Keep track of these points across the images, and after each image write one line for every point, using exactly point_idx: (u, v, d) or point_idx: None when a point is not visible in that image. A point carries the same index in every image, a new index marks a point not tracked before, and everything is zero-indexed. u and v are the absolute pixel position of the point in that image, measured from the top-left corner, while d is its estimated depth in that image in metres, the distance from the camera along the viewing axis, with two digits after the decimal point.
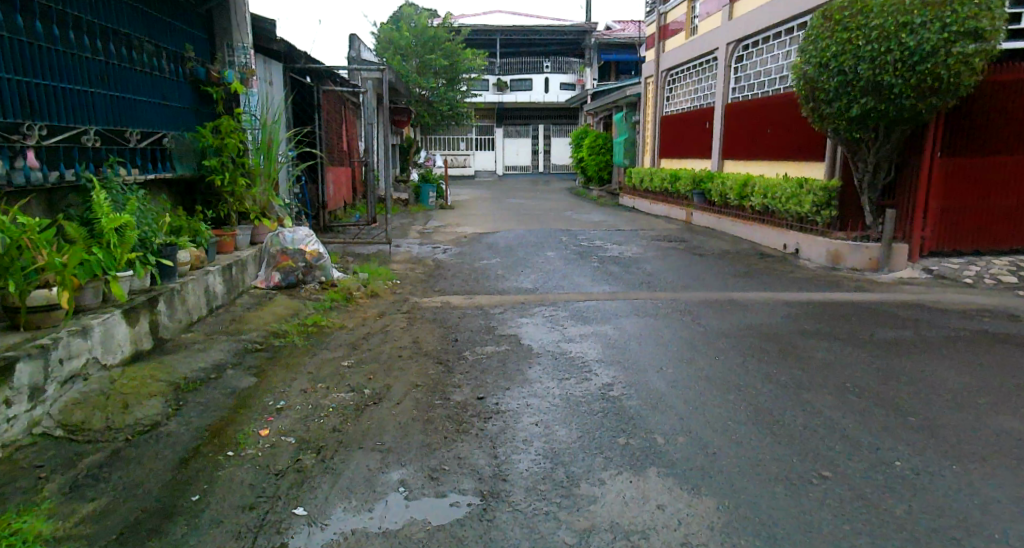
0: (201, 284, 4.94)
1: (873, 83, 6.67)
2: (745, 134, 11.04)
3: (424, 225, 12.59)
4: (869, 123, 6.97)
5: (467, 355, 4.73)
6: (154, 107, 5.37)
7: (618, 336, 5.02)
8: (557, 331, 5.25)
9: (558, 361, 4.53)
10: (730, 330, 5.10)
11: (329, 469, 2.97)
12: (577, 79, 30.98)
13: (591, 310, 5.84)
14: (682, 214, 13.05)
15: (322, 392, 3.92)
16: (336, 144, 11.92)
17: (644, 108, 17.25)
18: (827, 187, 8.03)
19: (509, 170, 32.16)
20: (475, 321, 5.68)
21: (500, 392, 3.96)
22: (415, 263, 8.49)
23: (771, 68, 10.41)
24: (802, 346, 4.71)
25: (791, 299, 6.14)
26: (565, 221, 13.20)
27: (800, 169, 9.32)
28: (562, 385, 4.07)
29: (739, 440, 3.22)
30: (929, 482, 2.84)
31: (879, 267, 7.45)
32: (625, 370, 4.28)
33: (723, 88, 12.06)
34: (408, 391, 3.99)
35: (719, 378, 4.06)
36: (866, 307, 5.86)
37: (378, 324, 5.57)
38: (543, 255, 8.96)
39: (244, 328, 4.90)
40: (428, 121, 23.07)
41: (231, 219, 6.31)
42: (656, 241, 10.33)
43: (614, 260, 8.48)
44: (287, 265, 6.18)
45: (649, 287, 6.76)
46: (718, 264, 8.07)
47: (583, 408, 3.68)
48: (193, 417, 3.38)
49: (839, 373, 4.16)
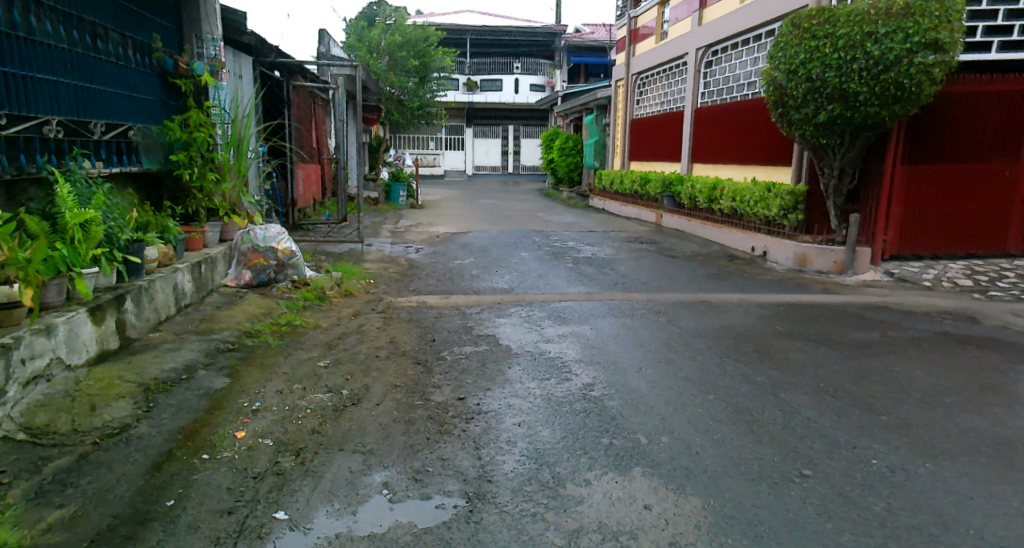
0: (169, 281, 4.78)
1: (840, 90, 6.81)
2: (714, 138, 11.22)
3: (395, 225, 12.37)
4: (836, 129, 7.11)
5: (446, 355, 4.68)
6: (120, 98, 5.19)
7: (597, 337, 5.03)
8: (536, 331, 5.24)
9: (537, 361, 4.52)
10: (706, 331, 5.16)
11: (310, 472, 2.91)
12: (547, 81, 31.05)
13: (569, 311, 5.84)
14: (652, 216, 13.17)
15: (299, 393, 3.84)
16: (306, 141, 11.72)
17: (614, 110, 17.39)
18: (795, 191, 8.18)
19: (479, 170, 32.07)
20: (452, 321, 5.64)
21: (481, 393, 3.93)
22: (388, 263, 8.41)
23: (740, 74, 10.60)
24: (776, 347, 4.79)
25: (763, 301, 6.24)
26: (538, 222, 13.23)
27: (768, 173, 9.47)
28: (542, 384, 4.06)
29: (721, 440, 3.25)
30: (906, 480, 2.90)
31: (844, 270, 7.59)
32: (605, 370, 4.28)
33: (692, 93, 12.23)
34: (387, 392, 3.94)
35: (697, 378, 4.11)
36: (835, 309, 5.99)
37: (354, 324, 5.49)
38: (517, 256, 8.96)
39: (215, 327, 4.76)
40: (398, 119, 23.04)
41: (200, 215, 6.10)
42: (628, 242, 10.41)
43: (588, 261, 8.53)
44: (257, 263, 6.04)
45: (625, 288, 6.80)
46: (690, 266, 8.16)
47: (565, 408, 3.67)
48: (165, 418, 3.25)
49: (814, 374, 4.23)
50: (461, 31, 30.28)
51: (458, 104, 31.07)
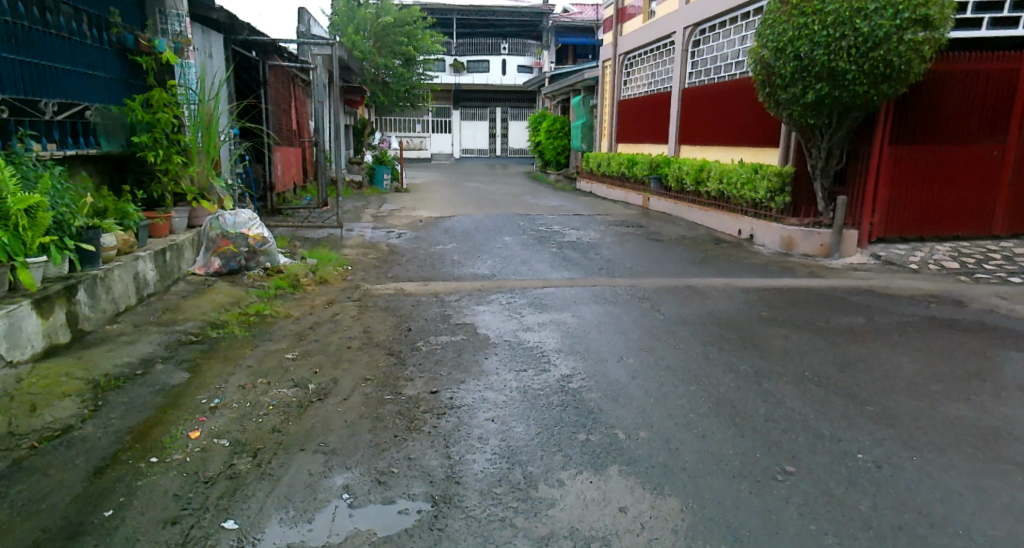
0: (128, 271, 4.57)
1: (828, 69, 6.55)
2: (702, 119, 11.00)
3: (378, 209, 12.12)
4: (824, 110, 6.86)
5: (421, 346, 4.49)
6: (74, 76, 4.94)
7: (578, 325, 4.87)
8: (515, 319, 5.06)
9: (516, 351, 4.35)
10: (690, 318, 4.98)
11: (266, 475, 2.73)
12: (534, 62, 30.64)
13: (550, 298, 5.66)
14: (639, 199, 12.99)
15: (261, 388, 3.64)
16: (285, 123, 11.41)
17: (601, 92, 17.13)
18: (781, 173, 8.00)
19: (466, 153, 31.69)
20: (430, 309, 5.45)
21: (455, 386, 3.76)
22: (368, 248, 8.19)
23: (727, 53, 10.36)
24: (760, 333, 4.62)
25: (749, 286, 6.09)
26: (524, 205, 13.02)
27: (756, 155, 9.28)
28: (518, 376, 3.88)
29: (702, 434, 3.07)
30: (893, 476, 2.72)
31: (830, 253, 7.44)
32: (585, 360, 4.11)
33: (679, 73, 11.99)
34: (356, 386, 3.76)
35: (677, 367, 3.93)
36: (821, 293, 5.84)
37: (327, 313, 5.28)
38: (501, 241, 8.74)
39: (177, 318, 4.55)
40: (384, 101, 22.75)
41: (166, 200, 5.88)
42: (614, 226, 10.24)
43: (573, 246, 8.34)
44: (227, 250, 5.82)
45: (609, 274, 6.61)
46: (676, 251, 7.99)
47: (541, 402, 3.51)
48: (114, 417, 3.06)
49: (799, 361, 4.04)
50: (447, 11, 29.76)
51: (445, 86, 30.62)
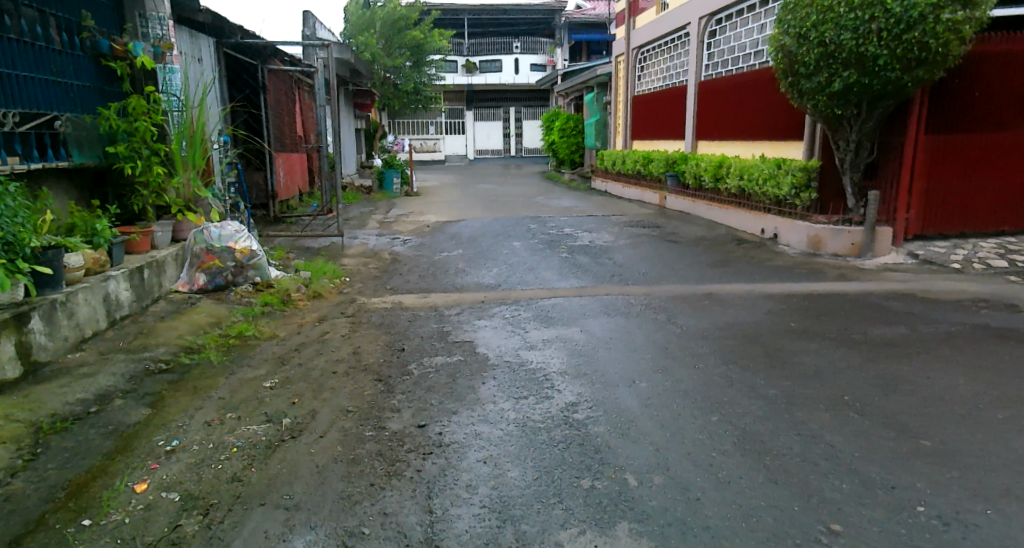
0: (96, 293, 4.25)
1: (856, 54, 6.00)
2: (720, 113, 10.48)
3: (386, 215, 11.79)
4: (852, 98, 6.32)
5: (412, 370, 4.07)
6: (39, 84, 4.66)
7: (586, 341, 4.42)
8: (517, 336, 4.63)
9: (516, 375, 3.91)
10: (710, 331, 4.48)
11: (214, 541, 2.33)
12: (547, 60, 30.21)
13: (558, 310, 5.22)
14: (655, 198, 12.49)
15: (229, 426, 3.27)
16: (288, 129, 11.11)
17: (615, 88, 16.62)
18: (807, 168, 7.44)
19: (481, 154, 31.33)
20: (427, 325, 5.04)
21: (445, 418, 3.34)
22: (369, 258, 7.80)
23: (745, 42, 9.81)
24: (789, 346, 4.09)
25: (774, 291, 5.57)
26: (536, 207, 12.59)
27: (778, 150, 8.74)
28: (517, 405, 3.45)
29: (725, 478, 2.58)
30: (962, 538, 2.18)
31: (861, 253, 6.88)
32: (592, 385, 3.65)
33: (695, 65, 11.46)
34: (335, 420, 3.36)
35: (695, 392, 3.44)
36: (855, 297, 5.31)
37: (316, 332, 4.89)
38: (509, 246, 8.33)
39: (149, 345, 4.22)
40: (394, 103, 22.48)
41: (148, 213, 5.63)
42: (629, 227, 9.78)
43: (584, 250, 7.90)
44: (212, 265, 5.49)
45: (621, 281, 6.14)
46: (693, 253, 7.49)
47: (541, 438, 3.08)
48: (50, 470, 2.72)
49: (835, 381, 3.50)
50: (458, 11, 29.47)
51: (457, 86, 30.33)
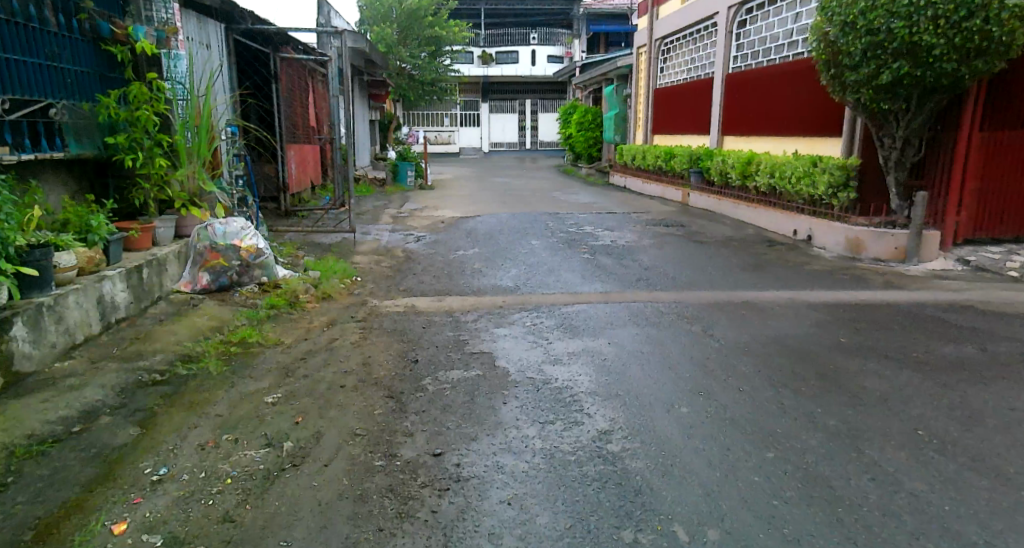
0: (90, 294, 3.94)
1: (908, 44, 5.56)
2: (750, 107, 10.03)
3: (399, 209, 11.46)
4: (901, 92, 5.90)
5: (427, 386, 3.73)
6: (33, 69, 4.36)
7: (615, 356, 4.05)
8: (540, 348, 4.27)
9: (540, 394, 3.55)
10: (753, 345, 4.11)
11: None
12: (565, 51, 29.71)
13: (582, 318, 4.86)
14: (677, 195, 12.05)
15: (224, 450, 2.94)
16: (300, 119, 10.79)
17: (636, 80, 16.16)
18: (846, 165, 6.97)
19: (496, 147, 30.93)
20: (443, 332, 4.70)
21: (464, 446, 3.00)
22: (382, 255, 7.48)
23: (778, 33, 9.33)
24: (844, 364, 3.71)
25: (817, 300, 5.18)
26: (554, 203, 12.20)
27: (813, 146, 8.29)
28: (544, 432, 3.09)
29: (793, 535, 2.23)
30: None
31: (906, 258, 6.44)
32: (626, 409, 3.29)
33: (723, 56, 10.99)
34: (341, 446, 3.02)
35: (744, 420, 3.08)
36: (907, 308, 4.90)
37: (324, 339, 4.56)
38: (527, 245, 7.96)
39: (145, 351, 3.91)
40: (409, 94, 22.14)
41: (149, 208, 5.32)
42: (651, 226, 9.38)
43: (607, 250, 7.52)
44: (216, 264, 5.18)
45: (649, 286, 5.76)
46: (723, 255, 7.09)
47: (571, 473, 2.72)
48: (19, 504, 2.41)
49: (904, 411, 3.12)
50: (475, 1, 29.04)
51: (473, 77, 29.93)
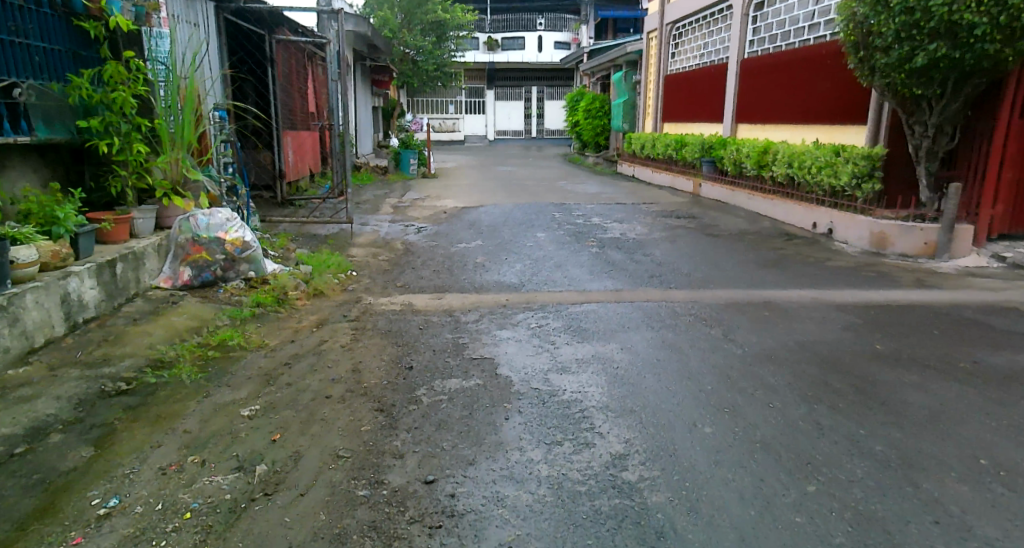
0: (52, 292, 3.60)
1: (947, 23, 5.13)
2: (767, 94, 9.58)
3: (400, 198, 11.06)
4: (936, 76, 5.47)
5: (421, 397, 3.37)
6: None
7: (629, 364, 3.67)
8: (546, 354, 3.90)
9: (546, 408, 3.18)
10: (781, 351, 3.72)
11: None
12: (572, 38, 29.16)
13: (591, 320, 4.48)
14: (688, 185, 11.62)
15: (187, 475, 2.59)
16: (298, 105, 10.40)
17: (645, 67, 15.69)
18: (871, 155, 6.53)
19: (501, 135, 30.40)
20: (441, 335, 4.34)
21: (460, 472, 2.64)
22: (380, 248, 7.11)
23: (798, 15, 8.87)
24: (885, 375, 3.32)
25: (846, 300, 4.78)
26: (561, 193, 11.79)
27: (834, 134, 7.86)
28: (551, 456, 2.73)
29: None
30: None
31: (936, 254, 6.03)
32: (643, 427, 2.91)
33: (738, 40, 10.52)
34: (320, 470, 2.67)
35: (778, 442, 2.69)
36: (946, 310, 4.50)
37: (312, 341, 4.20)
38: (532, 238, 7.58)
39: (113, 356, 3.57)
40: (413, 81, 21.67)
41: (128, 197, 4.96)
42: (662, 217, 8.98)
43: (616, 244, 7.14)
44: (199, 258, 4.83)
45: (662, 283, 5.38)
46: (740, 250, 6.69)
47: (583, 508, 2.36)
48: None
49: (960, 433, 2.74)
50: None
51: (478, 64, 29.43)
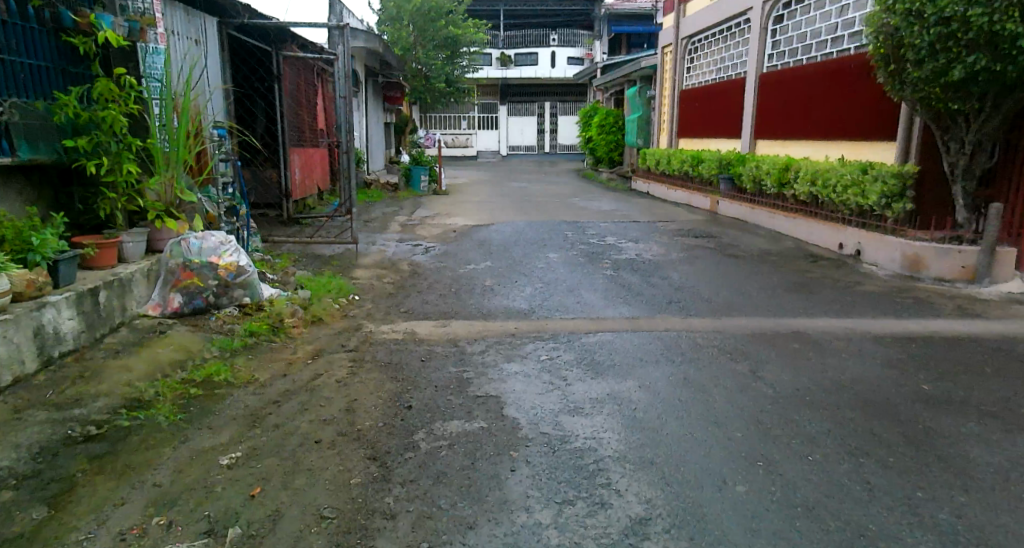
0: (23, 326, 3.34)
1: (987, 34, 4.78)
2: (787, 109, 9.26)
3: (409, 216, 10.82)
4: (975, 90, 5.11)
5: (419, 443, 3.05)
6: None
7: (648, 404, 3.32)
8: (557, 393, 3.56)
9: (556, 457, 2.84)
10: (818, 389, 3.36)
11: None
12: (585, 53, 29.02)
13: (606, 353, 4.14)
14: (705, 202, 11.28)
15: (147, 541, 2.30)
16: (307, 121, 10.22)
17: (660, 82, 15.41)
18: (902, 173, 6.17)
19: (514, 151, 30.22)
20: (444, 368, 4.03)
21: (457, 540, 2.31)
22: (386, 269, 6.83)
23: (820, 27, 8.55)
24: (938, 422, 2.95)
25: (883, 329, 4.41)
26: (574, 211, 11.50)
27: (860, 151, 7.52)
28: (561, 519, 2.38)
29: None
30: None
31: (976, 278, 5.64)
32: (666, 483, 2.55)
33: (757, 54, 10.22)
34: (299, 535, 2.35)
35: (823, 506, 2.34)
36: (995, 343, 4.12)
37: (305, 375, 3.90)
38: (544, 259, 7.28)
39: (85, 396, 3.31)
40: (426, 97, 21.58)
41: (117, 219, 4.72)
42: (679, 237, 8.64)
43: (632, 266, 6.81)
44: (190, 283, 4.57)
45: (682, 310, 5.04)
46: (762, 272, 6.34)
47: None
48: None
49: None
50: None
51: (491, 80, 29.35)
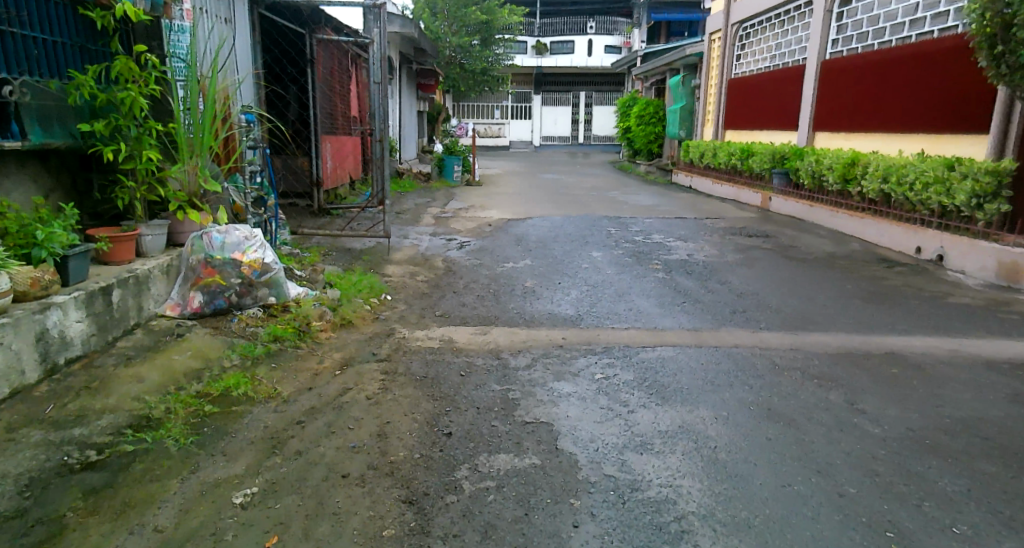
0: (24, 333, 2.99)
1: None
2: (854, 100, 8.59)
3: (442, 208, 10.40)
4: None
5: (462, 482, 2.61)
6: None
7: (730, 442, 2.81)
8: (618, 423, 3.08)
9: (628, 511, 2.37)
10: (936, 431, 2.84)
11: None
12: (623, 41, 28.24)
13: (669, 373, 3.64)
14: (755, 198, 10.63)
15: None
16: (339, 107, 9.84)
17: (705, 70, 14.71)
18: (997, 170, 5.53)
19: (547, 141, 29.60)
20: (487, 385, 3.59)
21: None
22: (419, 266, 6.42)
23: (895, 9, 7.83)
24: None
25: (990, 352, 3.85)
26: (614, 205, 10.95)
27: (942, 147, 6.89)
28: None
29: None
30: None
31: None
32: None
33: (819, 40, 9.52)
34: None
35: None
36: None
37: (332, 390, 3.49)
38: (587, 258, 6.79)
39: (89, 413, 2.95)
40: (460, 85, 21.19)
41: (136, 210, 4.35)
42: (731, 236, 8.06)
43: (685, 268, 6.28)
44: (211, 282, 4.20)
45: (748, 321, 4.53)
46: (831, 278, 5.77)
47: None
48: None
49: None
50: None
51: (525, 68, 28.74)
